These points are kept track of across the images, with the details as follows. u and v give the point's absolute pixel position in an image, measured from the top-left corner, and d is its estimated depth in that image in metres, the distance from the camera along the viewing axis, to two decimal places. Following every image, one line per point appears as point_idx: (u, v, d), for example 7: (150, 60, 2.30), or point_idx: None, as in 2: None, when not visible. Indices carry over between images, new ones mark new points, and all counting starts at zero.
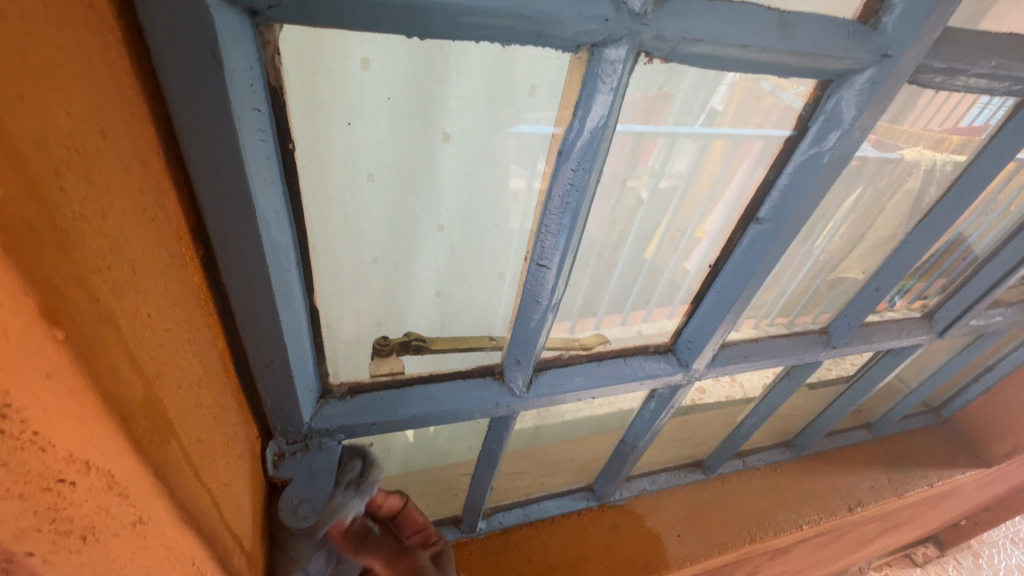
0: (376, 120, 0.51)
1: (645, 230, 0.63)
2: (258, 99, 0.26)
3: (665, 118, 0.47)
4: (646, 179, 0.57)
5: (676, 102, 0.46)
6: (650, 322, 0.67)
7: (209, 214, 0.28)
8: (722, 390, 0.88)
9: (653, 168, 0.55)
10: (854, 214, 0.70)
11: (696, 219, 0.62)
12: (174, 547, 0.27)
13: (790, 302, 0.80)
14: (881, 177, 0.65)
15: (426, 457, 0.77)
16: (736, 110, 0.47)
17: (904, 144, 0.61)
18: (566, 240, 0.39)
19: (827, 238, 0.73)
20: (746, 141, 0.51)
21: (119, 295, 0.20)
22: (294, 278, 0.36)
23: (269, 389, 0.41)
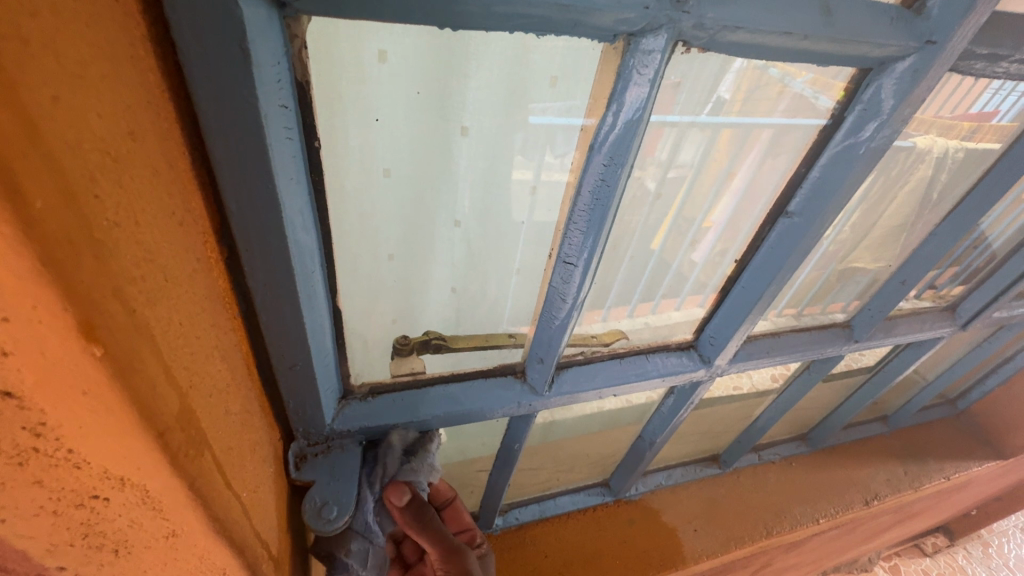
0: (392, 114, 0.50)
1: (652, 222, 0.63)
2: (285, 95, 0.25)
3: (672, 108, 0.44)
4: (653, 171, 0.54)
5: (686, 91, 0.43)
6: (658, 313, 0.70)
7: (234, 215, 0.27)
8: (730, 382, 0.86)
9: (660, 158, 0.52)
10: (864, 203, 0.67)
11: (705, 208, 0.61)
12: (205, 555, 0.27)
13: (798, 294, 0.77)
14: (892, 167, 0.62)
15: (441, 454, 0.77)
16: (744, 100, 0.47)
17: (915, 132, 0.58)
18: (595, 239, 0.38)
19: (837, 229, 0.69)
20: (756, 129, 0.51)
21: (154, 305, 0.19)
22: (318, 280, 0.35)
23: (292, 391, 0.40)
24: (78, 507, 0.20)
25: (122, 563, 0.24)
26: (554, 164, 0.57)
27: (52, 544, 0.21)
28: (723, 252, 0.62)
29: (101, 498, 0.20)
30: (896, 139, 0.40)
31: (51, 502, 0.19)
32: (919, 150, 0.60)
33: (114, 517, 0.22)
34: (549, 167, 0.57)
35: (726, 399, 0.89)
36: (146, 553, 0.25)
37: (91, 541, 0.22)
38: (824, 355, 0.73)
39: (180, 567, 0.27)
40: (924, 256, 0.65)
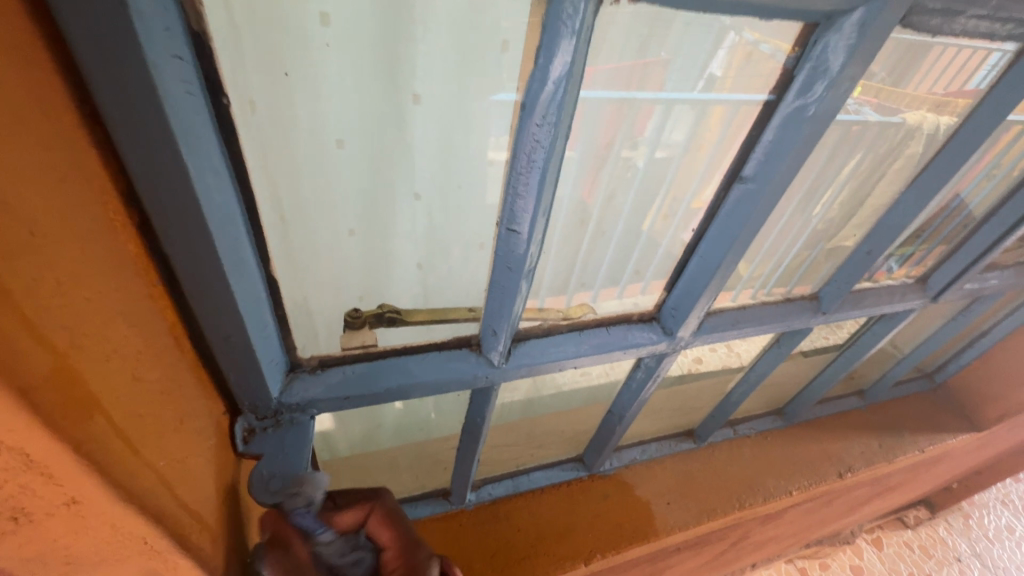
0: (339, 81, 0.48)
1: (642, 201, 0.64)
2: (179, 45, 0.24)
3: (663, 83, 0.50)
4: (640, 151, 0.60)
5: (675, 65, 0.48)
6: (646, 293, 0.66)
7: (137, 176, 0.26)
8: (717, 359, 0.90)
9: (645, 137, 0.58)
10: (855, 180, 0.68)
11: (694, 188, 0.58)
12: (116, 524, 0.26)
13: (788, 272, 0.77)
14: (882, 144, 0.63)
15: (412, 430, 0.77)
16: (735, 78, 0.47)
17: (905, 107, 0.61)
18: (536, 202, 0.37)
19: (826, 207, 0.70)
20: (743, 108, 0.48)
21: (4, 258, 0.18)
22: (246, 247, 0.34)
23: (231, 364, 0.39)
24: None
25: (25, 530, 0.24)
26: None
27: None
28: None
29: None
30: (845, 101, 0.39)
31: None
32: (911, 126, 0.62)
33: (0, 483, 0.21)
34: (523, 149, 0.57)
35: (703, 372, 0.93)
36: (51, 521, 0.24)
37: None
38: (792, 328, 0.72)
39: (91, 536, 0.26)
40: (888, 226, 0.64)
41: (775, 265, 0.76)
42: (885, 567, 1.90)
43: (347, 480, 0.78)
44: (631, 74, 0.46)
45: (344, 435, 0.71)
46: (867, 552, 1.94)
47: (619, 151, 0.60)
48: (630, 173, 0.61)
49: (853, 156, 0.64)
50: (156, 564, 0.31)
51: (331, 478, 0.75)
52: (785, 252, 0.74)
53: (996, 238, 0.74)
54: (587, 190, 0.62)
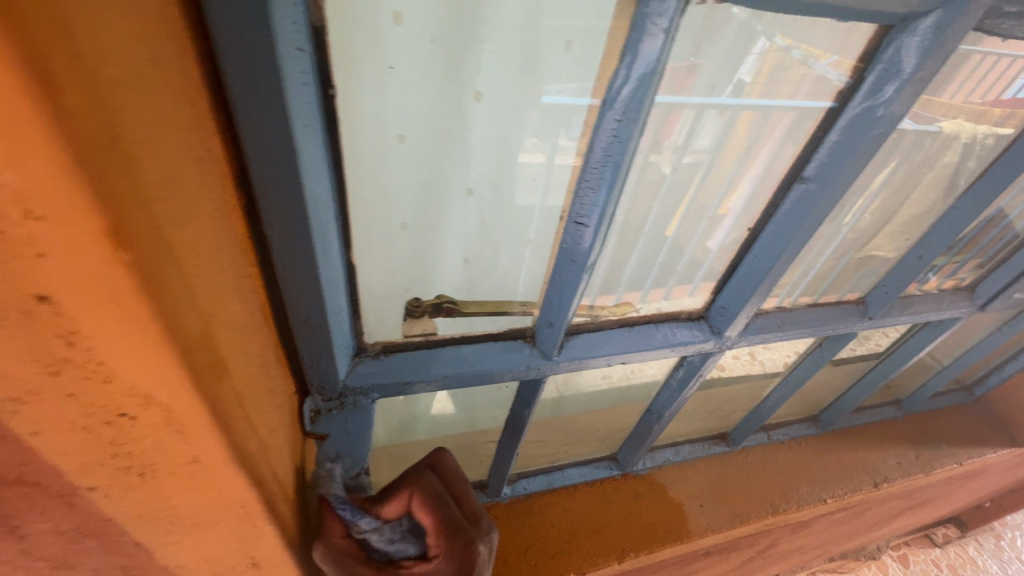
0: (407, 77, 0.49)
1: (666, 208, 0.54)
2: (301, 38, 0.26)
3: (689, 91, 0.43)
4: (668, 155, 0.49)
5: (704, 72, 0.42)
6: (671, 301, 0.62)
7: (253, 161, 0.28)
8: (742, 368, 0.87)
9: (676, 142, 0.48)
10: (887, 190, 0.65)
11: (719, 195, 0.54)
12: (224, 487, 0.28)
13: (815, 280, 0.72)
14: (917, 153, 0.61)
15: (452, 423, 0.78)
16: (765, 82, 0.44)
17: (942, 116, 0.58)
18: (607, 196, 0.38)
19: (856, 216, 0.67)
20: (776, 112, 0.46)
21: (177, 226, 0.19)
22: (333, 232, 0.36)
23: (307, 345, 0.41)
24: (107, 424, 0.22)
25: (148, 485, 0.26)
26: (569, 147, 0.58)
27: (83, 461, 0.23)
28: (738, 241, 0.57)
29: (127, 416, 0.22)
30: (912, 107, 0.40)
31: (83, 415, 0.21)
32: (948, 135, 0.59)
33: (139, 439, 0.23)
34: (563, 151, 0.59)
35: (733, 378, 0.89)
36: (171, 478, 0.26)
37: (118, 462, 0.24)
38: (837, 332, 0.72)
39: (199, 496, 0.28)
40: (942, 230, 0.64)
41: (803, 275, 0.70)
42: None
43: (387, 469, 0.80)
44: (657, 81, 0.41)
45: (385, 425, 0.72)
46: (893, 569, 1.90)
47: (645, 156, 0.47)
48: (655, 178, 0.50)
49: (890, 165, 0.61)
50: (245, 529, 0.33)
51: (374, 466, 0.77)
52: (814, 260, 0.69)
53: None
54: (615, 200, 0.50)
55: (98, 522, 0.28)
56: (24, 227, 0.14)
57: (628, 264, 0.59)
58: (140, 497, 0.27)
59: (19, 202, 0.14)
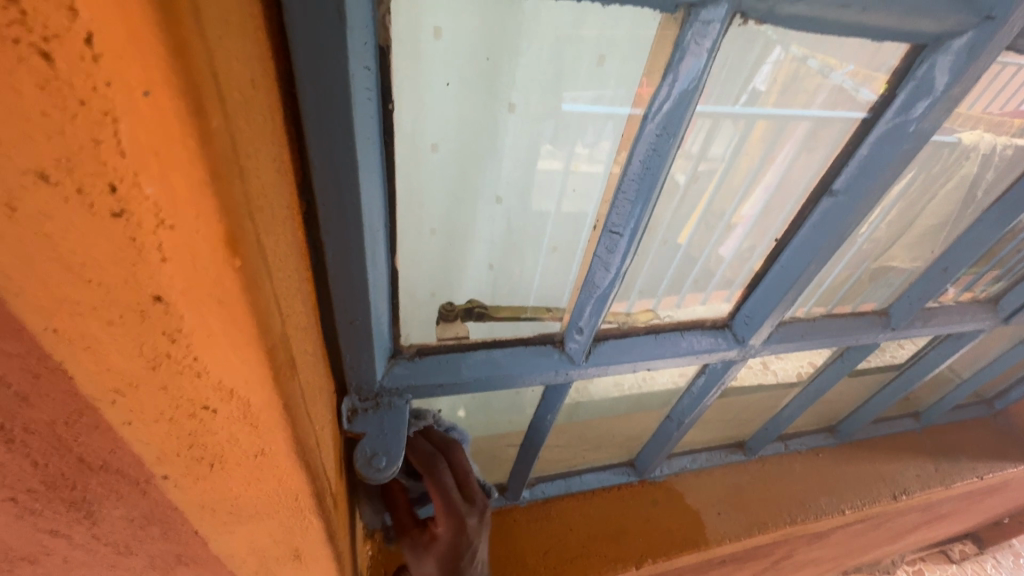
0: (444, 88, 0.51)
1: (678, 218, 0.58)
2: (369, 57, 0.27)
3: (704, 99, 0.45)
4: (680, 163, 0.52)
5: (717, 82, 0.43)
6: (683, 308, 0.65)
7: (317, 172, 0.30)
8: (755, 377, 0.87)
9: (690, 150, 0.51)
10: (904, 201, 0.65)
11: (734, 203, 0.57)
12: (283, 479, 0.30)
13: (828, 292, 0.74)
14: (934, 163, 0.61)
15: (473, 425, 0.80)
16: (780, 92, 0.47)
17: (960, 126, 0.58)
18: (642, 207, 0.39)
19: (873, 226, 0.67)
20: (791, 123, 0.49)
21: (267, 233, 0.21)
22: (381, 238, 0.37)
23: (350, 346, 0.43)
24: (190, 417, 0.23)
25: (216, 475, 0.28)
26: (582, 154, 0.60)
27: (163, 450, 0.25)
28: (752, 247, 0.59)
29: (209, 410, 0.23)
30: (941, 124, 0.41)
31: (171, 407, 0.22)
32: (966, 146, 0.60)
33: (215, 431, 0.25)
34: (577, 158, 0.61)
35: (748, 388, 0.89)
36: (237, 470, 0.28)
37: (193, 452, 0.25)
38: (860, 342, 0.73)
39: (260, 487, 0.30)
40: (967, 243, 0.64)
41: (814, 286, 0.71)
42: None
43: None
44: None
45: None
46: None
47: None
48: (669, 187, 0.53)
49: (908, 176, 0.61)
50: (294, 521, 0.35)
51: None
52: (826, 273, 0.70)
53: None
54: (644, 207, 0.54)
55: (165, 509, 0.30)
56: (156, 233, 0.16)
57: (641, 269, 0.61)
58: (207, 487, 0.28)
59: (157, 212, 0.15)
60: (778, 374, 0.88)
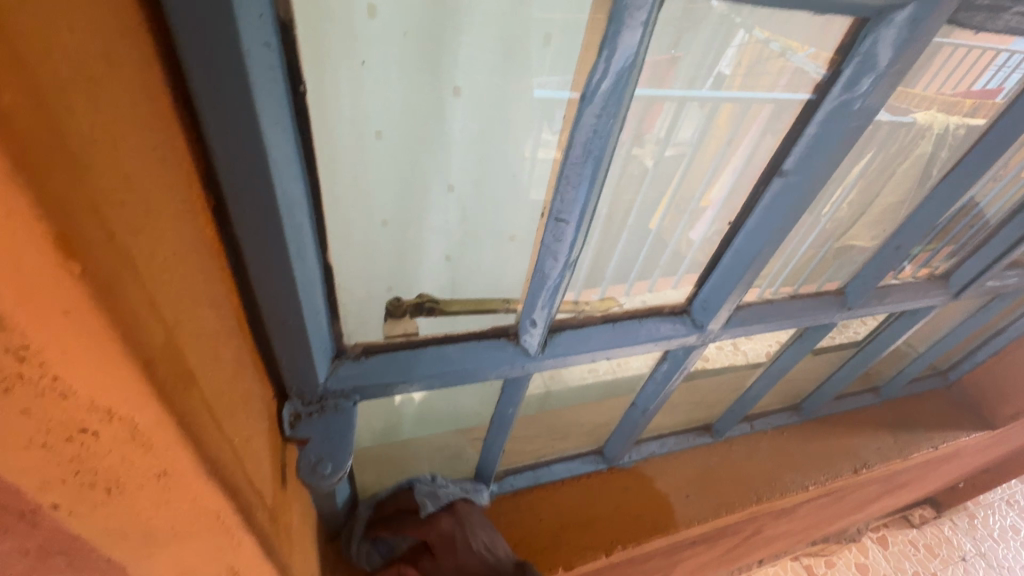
0: (384, 71, 0.49)
1: (650, 199, 0.69)
2: (269, 32, 0.25)
3: (672, 81, 0.51)
4: (651, 147, 0.61)
5: (685, 64, 0.50)
6: (655, 292, 0.66)
7: (220, 161, 0.27)
8: (725, 358, 0.90)
9: (659, 134, 0.60)
10: (864, 179, 0.70)
11: (703, 186, 0.64)
12: (199, 498, 0.27)
13: (796, 270, 0.78)
14: (893, 142, 0.67)
15: (441, 419, 0.79)
16: (745, 74, 0.52)
17: (916, 109, 0.64)
18: (587, 192, 0.37)
19: (834, 207, 0.71)
20: (756, 104, 0.54)
21: (134, 233, 0.19)
22: (307, 232, 0.35)
23: (285, 348, 0.40)
24: (68, 441, 0.20)
25: (115, 503, 0.24)
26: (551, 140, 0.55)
27: (44, 479, 0.20)
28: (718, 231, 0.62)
29: (89, 432, 0.20)
30: (889, 97, 0.40)
31: (39, 434, 0.19)
32: (921, 125, 0.65)
33: (104, 454, 0.21)
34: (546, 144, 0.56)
35: (715, 369, 0.92)
36: (140, 494, 0.24)
37: (83, 479, 0.22)
38: (817, 323, 0.73)
39: (174, 509, 0.27)
40: (916, 221, 0.65)
41: (785, 263, 0.75)
42: (891, 566, 1.89)
43: (372, 468, 0.79)
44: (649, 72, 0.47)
45: (368, 423, 0.71)
46: (872, 551, 1.93)
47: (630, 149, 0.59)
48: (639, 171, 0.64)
49: (868, 154, 0.67)
50: (222, 541, 0.32)
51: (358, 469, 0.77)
52: (795, 249, 0.74)
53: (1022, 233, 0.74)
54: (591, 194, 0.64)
55: (67, 541, 0.26)
56: None
57: (613, 254, 0.72)
58: (106, 517, 0.24)
59: None
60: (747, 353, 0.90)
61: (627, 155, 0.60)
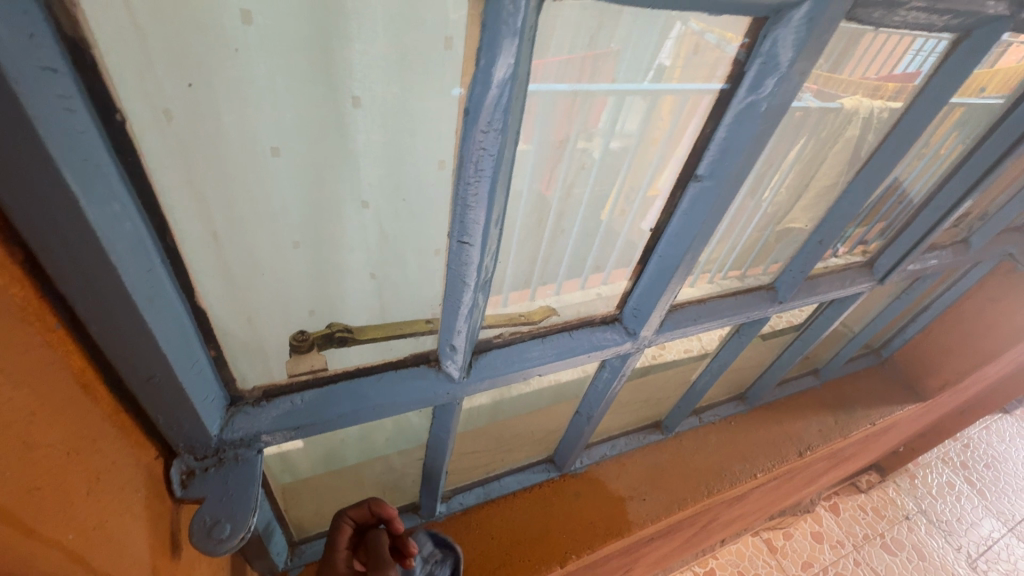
0: (270, 84, 0.43)
1: (600, 190, 0.61)
2: (52, 56, 0.20)
3: (613, 74, 0.47)
4: (597, 142, 0.55)
5: (622, 59, 0.45)
6: (610, 283, 0.64)
7: (15, 211, 0.23)
8: (681, 344, 0.86)
9: (602, 128, 0.54)
10: (800, 163, 0.68)
11: (649, 177, 0.57)
12: None
13: (741, 255, 0.79)
14: (824, 128, 0.64)
15: (385, 444, 0.74)
16: (682, 66, 0.45)
17: (843, 93, 0.62)
18: (487, 213, 0.35)
19: (773, 191, 0.71)
20: (694, 95, 0.47)
21: None
22: (164, 278, 0.30)
23: (160, 406, 0.35)
24: None
25: None
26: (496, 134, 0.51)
27: None
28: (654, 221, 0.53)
29: None
30: (796, 94, 0.39)
31: None
32: (848, 110, 0.63)
33: None
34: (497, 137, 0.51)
35: (671, 360, 0.88)
36: None
37: None
38: (751, 318, 0.73)
39: None
40: (838, 214, 0.65)
41: (731, 249, 0.76)
42: (843, 531, 1.98)
43: (311, 500, 0.75)
44: (567, 69, 0.44)
45: (305, 454, 0.67)
46: (826, 519, 2.01)
47: (574, 143, 0.54)
48: (589, 162, 0.57)
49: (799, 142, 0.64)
50: None
51: (294, 504, 0.73)
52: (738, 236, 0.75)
53: (937, 218, 0.76)
54: (546, 182, 0.55)
55: None
56: None
57: (566, 250, 0.65)
58: None
59: None
60: (703, 341, 0.87)
61: (570, 151, 0.55)
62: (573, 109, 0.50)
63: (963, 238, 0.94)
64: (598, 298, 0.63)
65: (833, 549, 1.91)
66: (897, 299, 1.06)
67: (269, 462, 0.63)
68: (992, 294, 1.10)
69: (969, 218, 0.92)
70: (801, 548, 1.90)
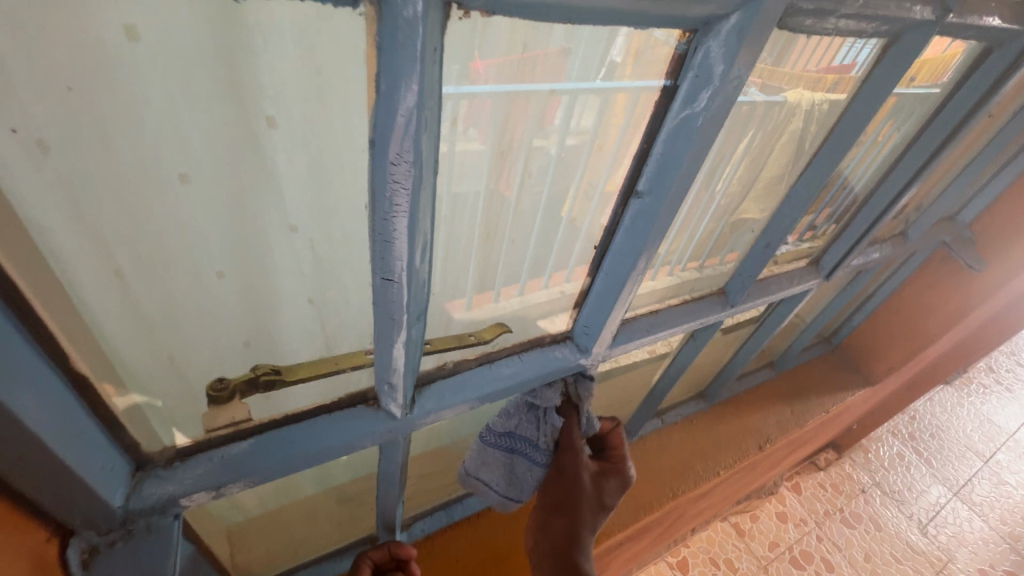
0: (169, 111, 0.36)
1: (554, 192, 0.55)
2: None
3: (565, 75, 0.43)
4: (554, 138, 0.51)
5: (574, 56, 0.41)
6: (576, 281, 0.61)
7: None
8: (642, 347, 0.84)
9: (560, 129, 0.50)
10: (750, 159, 0.68)
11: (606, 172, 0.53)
12: None
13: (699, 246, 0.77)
14: (769, 121, 0.64)
15: (342, 473, 0.70)
16: (636, 63, 0.40)
17: (786, 85, 0.60)
18: (407, 247, 0.32)
19: (726, 183, 0.70)
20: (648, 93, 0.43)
21: None
22: (17, 345, 0.26)
23: (39, 487, 0.31)
24: None
25: None
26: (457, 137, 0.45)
27: None
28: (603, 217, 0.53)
29: None
30: (733, 105, 0.38)
31: None
32: (791, 104, 0.62)
33: None
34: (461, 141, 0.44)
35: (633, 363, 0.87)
36: None
37: None
38: (704, 323, 0.73)
39: None
40: (782, 216, 0.65)
41: (690, 240, 0.74)
42: (806, 510, 2.04)
43: (261, 539, 0.70)
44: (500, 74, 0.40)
45: (255, 494, 0.63)
46: (790, 499, 2.07)
47: (529, 141, 0.50)
48: (543, 163, 0.52)
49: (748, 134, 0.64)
50: None
51: (241, 547, 0.68)
52: (694, 239, 0.74)
53: (876, 213, 0.77)
54: (503, 182, 0.52)
55: None
56: None
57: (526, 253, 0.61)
58: None
59: None
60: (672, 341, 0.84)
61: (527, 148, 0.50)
62: (524, 110, 0.46)
63: (901, 230, 0.97)
64: (563, 296, 0.61)
65: (796, 527, 1.98)
66: (844, 290, 1.09)
67: (214, 503, 0.59)
68: (930, 280, 1.15)
69: (906, 210, 0.96)
70: (767, 530, 1.96)
